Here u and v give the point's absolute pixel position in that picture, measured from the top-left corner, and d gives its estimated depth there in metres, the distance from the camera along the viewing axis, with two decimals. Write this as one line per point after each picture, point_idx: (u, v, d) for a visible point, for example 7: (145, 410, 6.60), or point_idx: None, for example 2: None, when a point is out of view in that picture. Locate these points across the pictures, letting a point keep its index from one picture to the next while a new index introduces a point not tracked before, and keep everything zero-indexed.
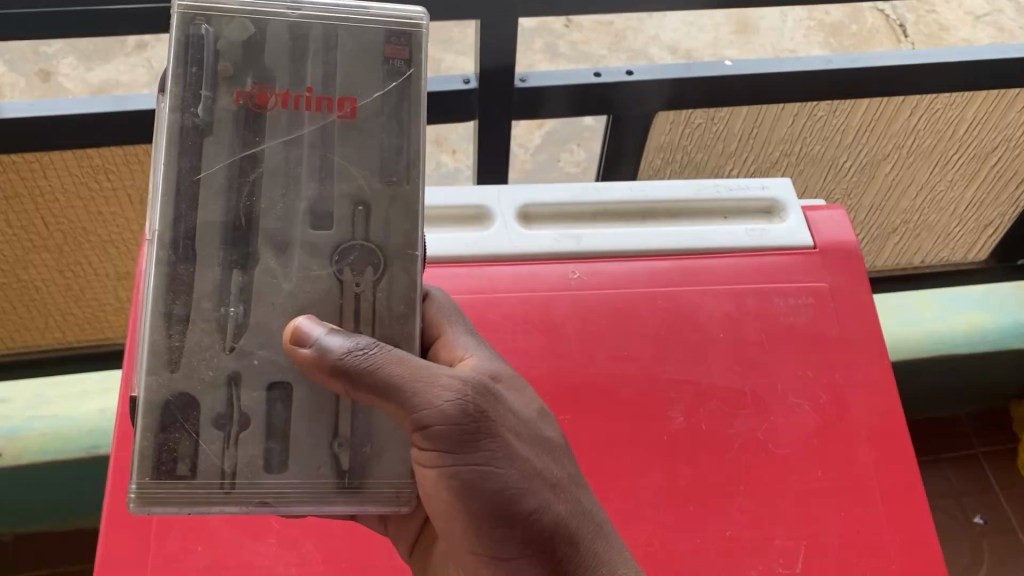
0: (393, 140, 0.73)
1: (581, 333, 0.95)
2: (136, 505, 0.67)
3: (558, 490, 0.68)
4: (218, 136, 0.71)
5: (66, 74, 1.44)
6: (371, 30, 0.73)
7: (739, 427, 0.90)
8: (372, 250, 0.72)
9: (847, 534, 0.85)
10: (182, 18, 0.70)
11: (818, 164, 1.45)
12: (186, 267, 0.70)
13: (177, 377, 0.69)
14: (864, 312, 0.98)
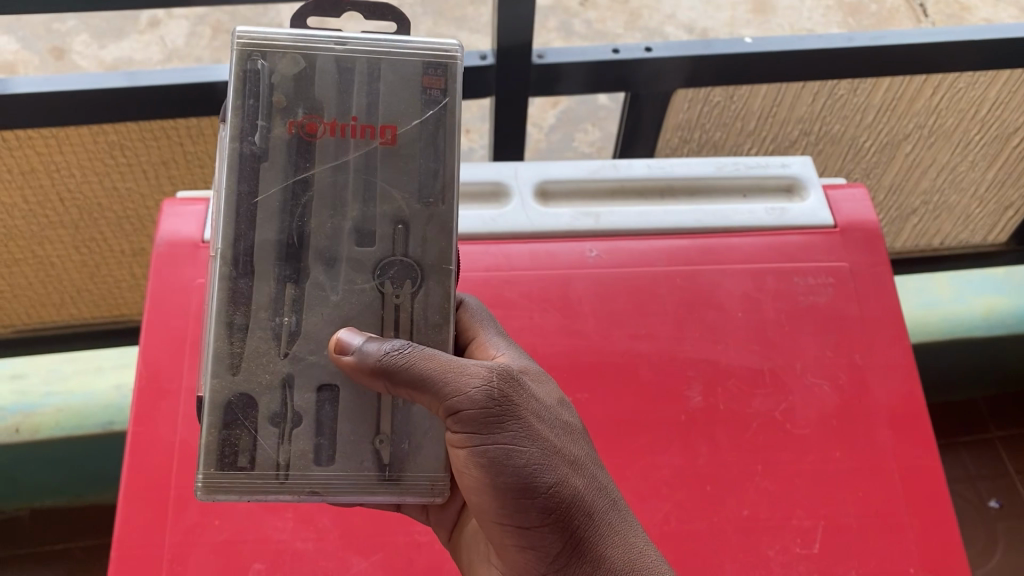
0: (430, 164, 0.74)
1: (599, 311, 0.94)
2: (201, 494, 0.68)
3: (578, 467, 0.66)
4: (273, 163, 0.72)
5: (80, 52, 1.42)
6: (409, 62, 0.74)
7: (758, 407, 0.89)
8: (413, 271, 0.73)
9: (866, 515, 0.84)
10: (239, 55, 0.71)
11: (839, 144, 1.44)
12: (245, 282, 0.71)
13: (242, 382, 0.70)
14: (885, 293, 0.97)
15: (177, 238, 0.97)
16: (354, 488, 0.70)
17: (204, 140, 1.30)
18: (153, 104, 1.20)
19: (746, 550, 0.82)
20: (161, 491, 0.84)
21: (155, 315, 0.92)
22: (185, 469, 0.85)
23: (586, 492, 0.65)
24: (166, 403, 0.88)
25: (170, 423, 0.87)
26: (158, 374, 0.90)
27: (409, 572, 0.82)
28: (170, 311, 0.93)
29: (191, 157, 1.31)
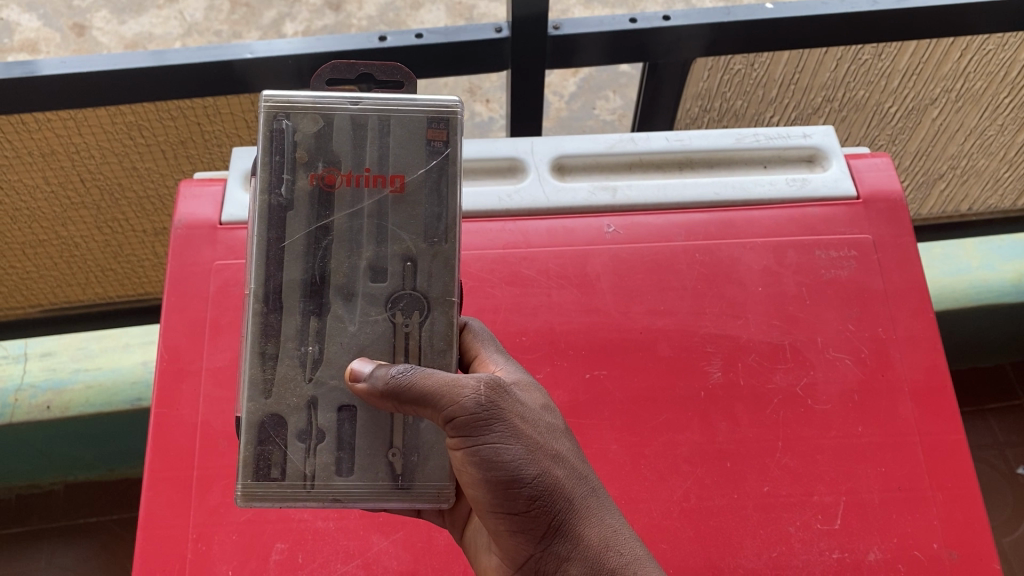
0: (434, 208, 0.74)
1: (617, 288, 0.93)
2: (239, 503, 0.70)
3: (560, 460, 0.66)
4: (298, 211, 0.72)
5: (100, 28, 1.45)
6: (411, 119, 0.74)
7: (778, 382, 0.88)
8: (420, 304, 0.73)
9: (887, 491, 0.84)
10: (266, 115, 0.72)
11: (863, 110, 1.41)
12: (275, 316, 0.72)
13: (275, 401, 0.71)
14: (908, 264, 0.95)
15: (195, 220, 0.97)
16: (374, 497, 0.71)
17: (221, 119, 1.29)
18: (170, 87, 1.19)
19: (767, 527, 0.82)
20: (184, 472, 0.85)
21: (175, 298, 0.93)
22: (207, 450, 0.86)
23: (567, 483, 0.66)
24: (186, 385, 0.89)
25: (192, 405, 0.88)
26: (180, 355, 0.90)
27: (429, 550, 0.82)
28: (189, 293, 0.93)
29: (208, 137, 1.31)
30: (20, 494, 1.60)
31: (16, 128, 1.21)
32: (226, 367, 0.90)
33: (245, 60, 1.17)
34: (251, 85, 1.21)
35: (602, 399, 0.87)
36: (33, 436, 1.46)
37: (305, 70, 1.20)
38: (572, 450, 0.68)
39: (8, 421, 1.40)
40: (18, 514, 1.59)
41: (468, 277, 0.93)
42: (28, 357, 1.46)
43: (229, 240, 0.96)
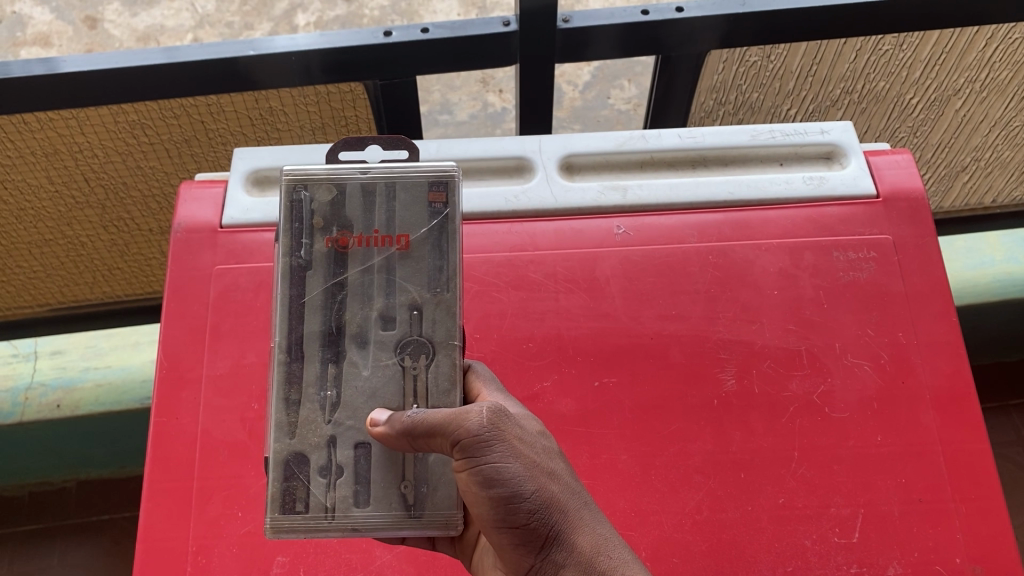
0: (437, 262, 0.75)
1: (627, 292, 0.90)
2: (268, 535, 0.70)
3: (558, 479, 0.64)
4: (317, 269, 0.74)
5: (112, 20, 1.67)
6: (413, 183, 0.76)
7: (794, 390, 0.85)
8: (425, 347, 0.74)
9: (907, 504, 0.81)
10: (287, 186, 0.74)
11: (883, 102, 1.36)
12: (296, 365, 0.73)
13: (299, 440, 0.72)
14: (929, 265, 0.91)
15: (195, 223, 0.95)
16: (391, 528, 0.71)
17: (224, 117, 1.26)
18: (175, 87, 1.17)
19: (782, 541, 0.79)
20: (184, 483, 0.83)
21: (174, 303, 0.91)
22: (208, 460, 0.84)
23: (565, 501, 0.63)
24: (186, 394, 0.87)
25: (192, 413, 0.86)
26: (179, 363, 0.88)
27: (433, 564, 0.80)
28: (188, 297, 0.91)
29: (212, 136, 1.28)
30: (33, 491, 1.65)
31: (18, 128, 1.19)
32: (226, 375, 0.88)
33: (251, 56, 1.15)
34: (257, 82, 1.18)
35: (611, 408, 0.85)
36: (43, 433, 1.47)
37: (311, 66, 1.17)
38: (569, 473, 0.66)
39: (19, 420, 1.41)
40: (31, 512, 1.63)
41: (474, 281, 0.91)
42: (38, 355, 1.47)
43: (230, 244, 0.94)
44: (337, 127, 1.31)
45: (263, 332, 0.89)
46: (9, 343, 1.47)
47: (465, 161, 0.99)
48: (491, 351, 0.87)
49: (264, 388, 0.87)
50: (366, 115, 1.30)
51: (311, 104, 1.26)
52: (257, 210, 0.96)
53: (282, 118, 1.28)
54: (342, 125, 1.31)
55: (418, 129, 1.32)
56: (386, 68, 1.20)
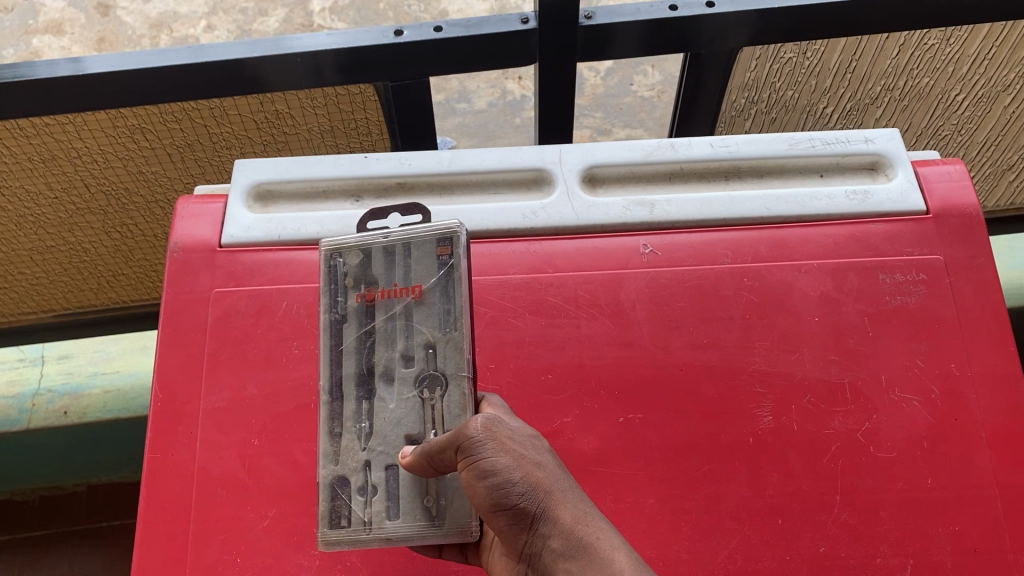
0: (445, 305, 0.72)
1: (654, 317, 0.84)
2: (320, 546, 0.68)
3: (548, 469, 0.57)
4: (351, 321, 0.73)
5: (125, 8, 2.09)
6: (422, 240, 0.73)
7: (837, 427, 0.79)
8: (439, 380, 0.70)
9: (962, 554, 0.74)
10: (325, 255, 0.75)
11: (926, 100, 1.28)
12: (336, 404, 0.71)
13: (341, 465, 0.70)
14: (985, 289, 0.84)
15: (192, 241, 0.89)
16: (419, 540, 0.66)
17: (229, 120, 1.20)
18: (179, 90, 1.11)
19: None
20: (179, 525, 0.78)
21: (170, 329, 0.85)
22: (205, 500, 0.78)
23: (556, 488, 0.56)
24: (182, 428, 0.81)
25: (189, 449, 0.81)
26: (176, 395, 0.83)
27: None
28: (185, 323, 0.85)
29: (216, 140, 1.23)
30: (43, 495, 1.61)
31: (14, 133, 1.13)
32: (224, 408, 0.82)
33: (256, 57, 1.08)
34: (266, 84, 1.12)
35: (638, 446, 0.78)
36: (51, 440, 1.44)
37: (322, 66, 1.11)
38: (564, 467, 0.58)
39: (26, 427, 1.36)
40: (42, 517, 1.59)
41: (488, 305, 0.85)
42: (45, 360, 1.42)
43: (229, 265, 0.88)
44: (347, 130, 1.25)
45: (264, 362, 0.83)
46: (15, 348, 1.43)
47: (481, 172, 0.92)
48: (507, 383, 0.81)
49: (266, 422, 0.81)
50: (376, 117, 1.23)
51: (320, 107, 1.20)
52: (259, 227, 0.89)
53: (289, 121, 1.22)
54: (352, 127, 1.24)
55: (431, 132, 1.26)
56: (397, 70, 1.13)
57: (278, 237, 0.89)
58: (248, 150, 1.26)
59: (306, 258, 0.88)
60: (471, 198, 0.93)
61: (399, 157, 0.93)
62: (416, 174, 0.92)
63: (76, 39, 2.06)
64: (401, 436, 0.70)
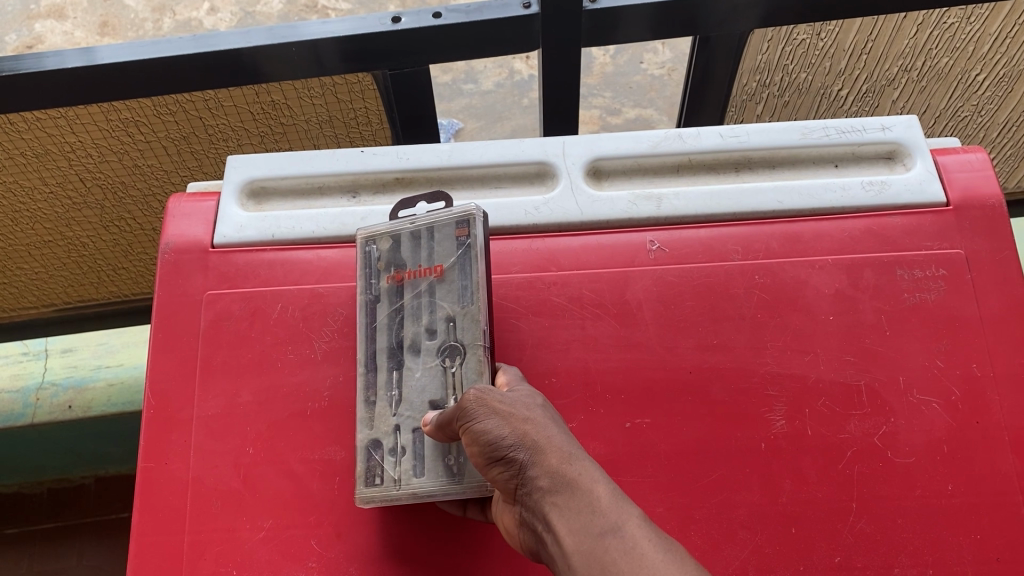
0: (463, 281, 0.76)
1: (662, 318, 0.81)
2: (359, 503, 0.72)
3: (535, 418, 0.58)
4: (383, 300, 0.79)
5: None
6: (443, 223, 0.78)
7: (853, 431, 0.75)
8: (459, 349, 0.74)
9: (983, 564, 0.71)
10: (361, 240, 0.81)
11: (946, 80, 1.23)
12: (370, 375, 0.76)
13: (375, 429, 0.74)
14: (1007, 284, 0.80)
15: (185, 242, 0.86)
16: (443, 496, 0.70)
17: (225, 112, 1.17)
18: (174, 82, 1.07)
19: None
20: (172, 537, 0.75)
21: (162, 334, 0.83)
22: (200, 511, 0.76)
23: (542, 434, 0.57)
24: (177, 436, 0.79)
25: (183, 458, 0.78)
26: (169, 402, 0.80)
27: None
28: (177, 327, 0.83)
29: (212, 132, 1.20)
30: (52, 487, 1.60)
31: (5, 129, 1.10)
32: (219, 416, 0.79)
33: (253, 46, 1.05)
34: (264, 74, 1.09)
35: (645, 452, 0.75)
36: (57, 434, 1.42)
37: (322, 55, 1.08)
38: (554, 419, 0.60)
39: (30, 422, 1.37)
40: (51, 508, 1.58)
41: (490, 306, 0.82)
42: (49, 354, 1.45)
43: (222, 265, 0.85)
44: (346, 120, 1.22)
45: (259, 366, 0.81)
46: (18, 343, 1.45)
47: (481, 167, 0.89)
48: None
49: (261, 430, 0.79)
50: (376, 106, 1.20)
51: (317, 96, 1.16)
52: (252, 227, 0.86)
53: (288, 111, 1.19)
54: (351, 116, 1.21)
55: (433, 121, 1.23)
56: (397, 58, 1.10)
57: (271, 237, 0.86)
58: (246, 142, 1.23)
59: (301, 259, 0.85)
60: (473, 193, 0.90)
61: (396, 151, 0.90)
62: (414, 169, 0.89)
63: (79, 23, 2.14)
64: (427, 402, 0.74)
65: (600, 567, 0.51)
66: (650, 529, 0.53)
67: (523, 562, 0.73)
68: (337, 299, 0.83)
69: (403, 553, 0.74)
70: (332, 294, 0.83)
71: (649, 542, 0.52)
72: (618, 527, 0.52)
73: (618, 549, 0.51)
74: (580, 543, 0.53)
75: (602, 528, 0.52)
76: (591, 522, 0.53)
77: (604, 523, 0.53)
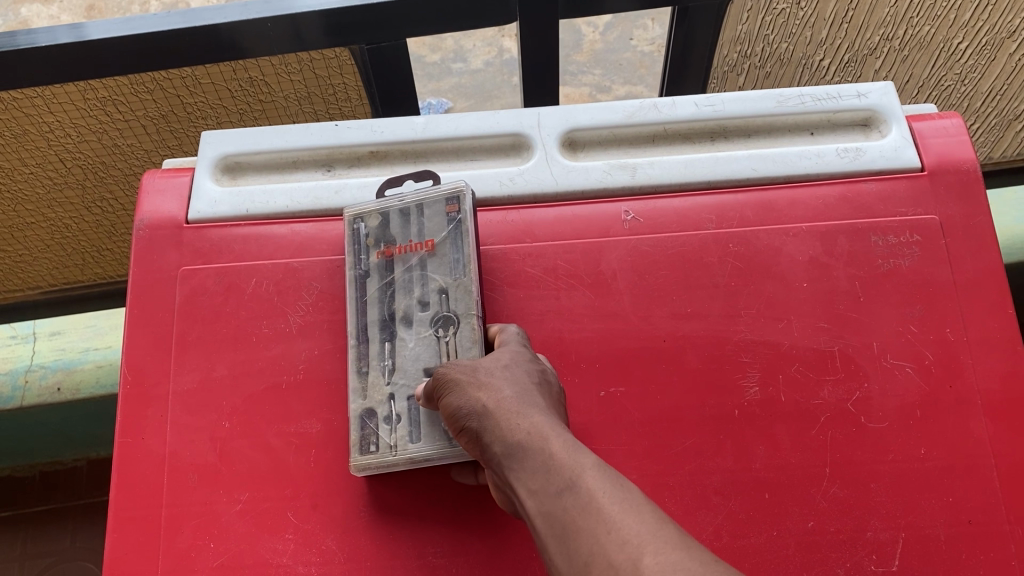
0: (455, 255, 0.80)
1: (636, 288, 0.81)
2: (354, 473, 0.74)
3: (494, 387, 0.63)
4: (373, 276, 0.81)
5: None
6: (431, 200, 0.82)
7: (826, 397, 0.76)
8: (452, 320, 0.78)
9: (956, 527, 0.71)
10: (350, 218, 0.83)
11: (927, 49, 1.23)
12: (362, 346, 0.79)
13: (369, 398, 0.76)
14: (982, 249, 0.80)
15: (159, 219, 0.86)
16: (439, 459, 0.72)
17: (203, 89, 1.16)
18: (152, 58, 1.07)
19: (812, 569, 0.70)
20: (148, 511, 0.75)
21: (137, 310, 0.83)
22: (176, 485, 0.76)
23: (497, 401, 0.61)
24: (153, 411, 0.79)
25: (159, 433, 0.78)
26: (145, 378, 0.80)
27: None
28: (153, 303, 0.83)
29: (191, 109, 1.19)
30: (44, 471, 1.60)
31: None
32: (195, 391, 0.79)
33: (230, 22, 1.05)
34: (241, 50, 1.08)
35: (619, 420, 0.75)
36: (45, 417, 1.42)
37: (301, 29, 1.07)
38: (520, 384, 0.64)
39: (20, 404, 1.34)
40: (43, 492, 1.58)
41: None
42: (38, 337, 1.41)
43: (197, 241, 0.85)
44: (325, 96, 1.22)
45: (234, 341, 0.81)
46: (6, 326, 1.42)
47: (456, 139, 0.89)
48: None
49: (237, 405, 0.79)
50: (355, 82, 1.19)
51: (295, 73, 1.16)
52: (226, 202, 0.86)
53: (267, 88, 1.18)
54: (331, 93, 1.21)
55: (413, 95, 1.23)
56: (373, 31, 1.09)
57: (245, 212, 0.86)
58: (225, 119, 1.23)
59: (275, 233, 0.85)
60: (447, 166, 0.89)
61: (371, 125, 0.89)
62: (389, 142, 0.89)
63: (65, 7, 2.10)
64: (421, 370, 0.77)
65: (559, 524, 0.53)
66: (607, 477, 0.54)
67: (498, 531, 0.73)
68: (311, 274, 0.83)
69: (378, 525, 0.74)
70: (306, 269, 0.84)
71: (603, 493, 0.53)
72: (570, 481, 0.54)
73: (573, 504, 0.53)
74: (539, 502, 0.55)
75: (557, 485, 0.55)
76: (547, 481, 0.55)
77: (559, 480, 0.55)
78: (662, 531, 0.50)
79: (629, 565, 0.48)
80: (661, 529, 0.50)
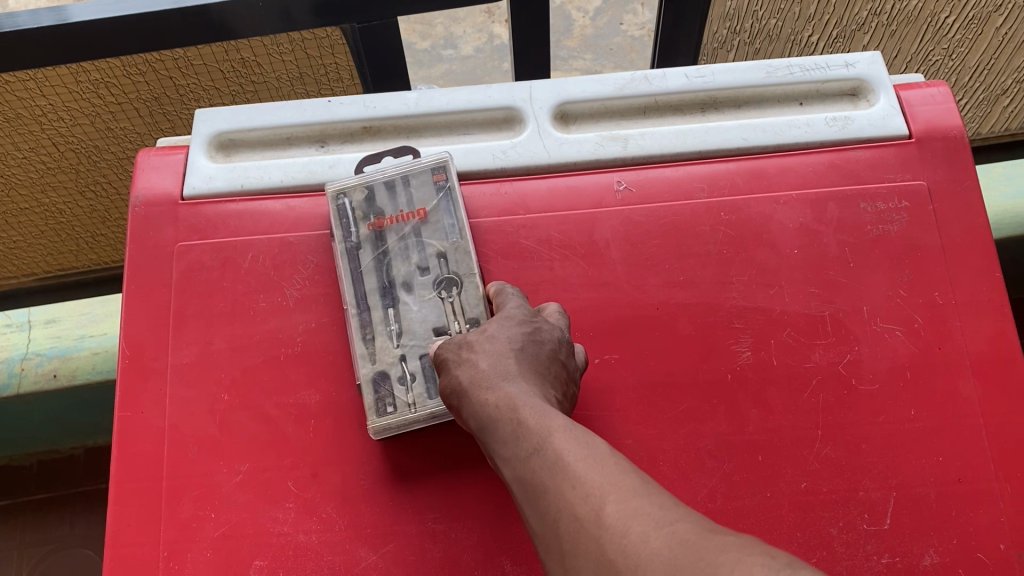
0: (450, 220, 0.82)
1: (628, 257, 0.81)
2: (374, 435, 0.76)
3: (475, 362, 0.66)
4: (366, 246, 0.81)
5: None
6: (416, 170, 0.83)
7: (818, 360, 0.77)
8: (454, 281, 0.81)
9: (945, 484, 0.72)
10: (332, 197, 0.82)
11: (914, 23, 1.24)
12: (364, 315, 0.79)
13: (379, 362, 0.78)
14: (968, 214, 0.82)
15: (154, 195, 0.86)
16: None
17: (195, 70, 1.16)
18: (143, 39, 1.07)
19: (805, 529, 0.71)
20: (149, 483, 0.76)
21: (134, 286, 0.83)
22: (176, 457, 0.77)
23: (476, 376, 0.65)
24: (152, 385, 0.80)
25: (157, 407, 0.79)
26: (142, 353, 0.81)
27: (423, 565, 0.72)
28: (150, 279, 0.83)
29: (183, 90, 1.19)
30: (41, 460, 1.60)
31: None
32: (193, 364, 0.80)
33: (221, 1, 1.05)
34: (231, 30, 1.09)
35: (613, 386, 0.76)
36: (43, 404, 1.43)
37: (292, 8, 1.07)
38: (500, 356, 0.66)
39: (15, 392, 1.38)
40: (41, 481, 1.58)
41: None
42: (33, 324, 1.46)
43: (192, 217, 0.86)
44: (317, 76, 1.22)
45: (232, 314, 0.82)
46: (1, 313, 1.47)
47: (449, 113, 0.90)
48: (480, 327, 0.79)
49: (235, 377, 0.79)
50: (346, 62, 1.20)
51: (287, 53, 1.16)
52: (221, 177, 0.87)
53: (258, 69, 1.18)
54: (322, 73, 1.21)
55: (404, 73, 1.23)
56: (363, 10, 1.10)
57: (240, 187, 0.87)
58: (216, 100, 1.23)
59: (270, 209, 0.86)
60: (441, 140, 0.90)
61: (362, 100, 0.90)
62: (382, 117, 0.89)
63: None
64: (429, 330, 0.79)
65: (531, 486, 0.55)
66: (574, 435, 0.56)
67: (496, 496, 0.74)
68: (307, 248, 0.84)
69: (378, 492, 0.74)
70: (301, 243, 0.84)
71: (567, 451, 0.54)
72: (538, 444, 0.56)
73: (542, 466, 0.55)
74: (516, 470, 0.57)
75: (526, 449, 0.57)
76: (519, 448, 0.57)
77: (530, 445, 0.57)
78: (626, 479, 0.51)
79: (593, 515, 0.50)
80: (625, 478, 0.51)
